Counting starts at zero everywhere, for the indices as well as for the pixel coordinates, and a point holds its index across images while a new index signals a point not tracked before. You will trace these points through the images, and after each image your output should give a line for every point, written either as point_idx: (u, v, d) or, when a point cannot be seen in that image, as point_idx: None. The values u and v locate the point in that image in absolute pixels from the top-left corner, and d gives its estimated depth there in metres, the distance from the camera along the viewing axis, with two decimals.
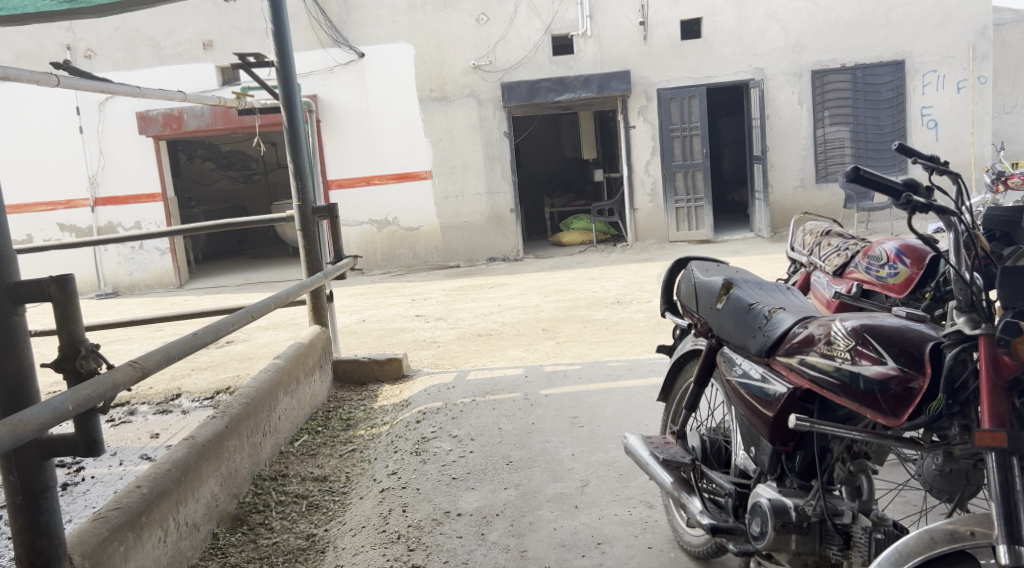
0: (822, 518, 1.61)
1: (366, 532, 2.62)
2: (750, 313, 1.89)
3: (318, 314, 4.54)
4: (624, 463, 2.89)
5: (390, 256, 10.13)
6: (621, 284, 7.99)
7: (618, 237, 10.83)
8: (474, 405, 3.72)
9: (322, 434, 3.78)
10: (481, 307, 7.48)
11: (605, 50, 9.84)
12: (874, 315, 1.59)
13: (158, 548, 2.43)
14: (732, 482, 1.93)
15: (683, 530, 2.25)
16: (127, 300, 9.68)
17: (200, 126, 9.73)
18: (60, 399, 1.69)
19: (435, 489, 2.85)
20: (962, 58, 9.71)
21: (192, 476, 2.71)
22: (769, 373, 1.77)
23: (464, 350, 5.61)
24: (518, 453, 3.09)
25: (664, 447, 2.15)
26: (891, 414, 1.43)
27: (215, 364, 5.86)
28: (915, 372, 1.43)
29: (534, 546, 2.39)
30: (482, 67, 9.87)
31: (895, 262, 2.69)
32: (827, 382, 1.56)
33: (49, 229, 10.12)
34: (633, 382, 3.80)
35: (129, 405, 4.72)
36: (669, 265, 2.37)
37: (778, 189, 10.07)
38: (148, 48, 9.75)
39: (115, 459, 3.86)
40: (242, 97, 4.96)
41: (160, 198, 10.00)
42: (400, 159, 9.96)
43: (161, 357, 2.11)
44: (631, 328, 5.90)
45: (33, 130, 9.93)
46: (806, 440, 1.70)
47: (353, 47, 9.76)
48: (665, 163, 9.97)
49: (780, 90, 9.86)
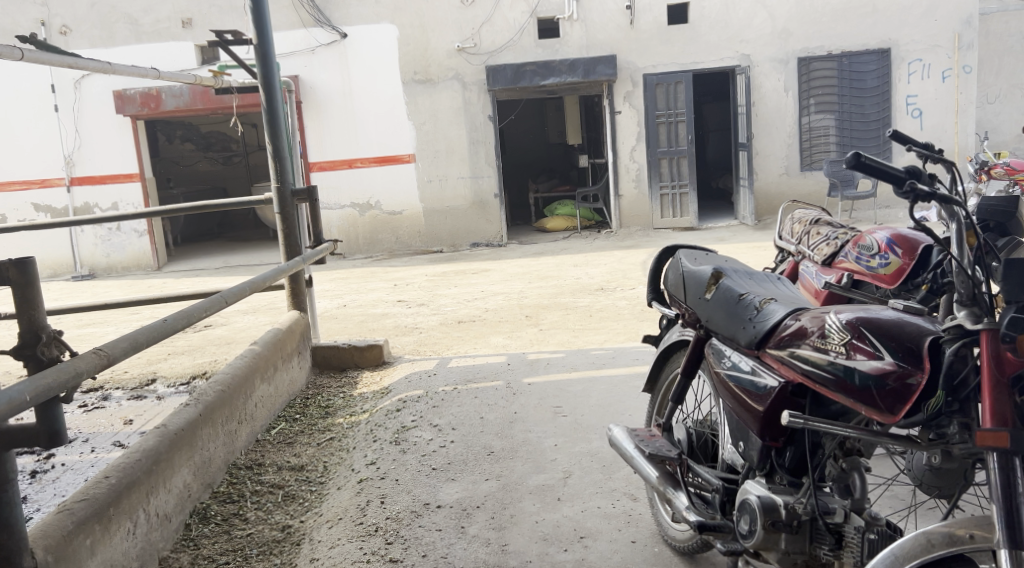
0: (813, 517, 1.56)
1: (343, 524, 2.55)
2: (739, 304, 1.83)
3: (296, 298, 4.44)
4: (607, 454, 2.84)
5: (372, 240, 10.02)
6: (605, 271, 7.94)
7: (602, 223, 10.80)
8: (455, 393, 3.65)
9: (300, 421, 3.70)
10: (464, 293, 7.41)
11: (592, 34, 9.74)
12: (869, 308, 1.53)
13: (127, 540, 2.35)
14: (719, 478, 1.88)
15: (667, 525, 2.19)
16: (105, 282, 9.52)
17: (179, 106, 9.54)
18: (17, 390, 1.60)
19: (414, 479, 2.79)
20: (947, 47, 9.70)
21: (164, 466, 2.63)
22: (759, 366, 1.71)
23: (446, 336, 5.53)
24: (499, 444, 3.03)
25: (649, 440, 2.09)
26: (887, 411, 1.38)
27: (192, 348, 5.76)
28: (913, 368, 1.37)
29: (516, 540, 2.34)
30: (467, 49, 9.75)
31: (886, 252, 2.63)
32: (820, 377, 1.51)
33: (23, 209, 9.91)
34: (616, 370, 3.75)
35: (102, 390, 4.62)
36: (656, 254, 2.31)
37: (763, 176, 10.04)
38: (126, 24, 9.54)
39: (86, 446, 3.76)
40: (218, 75, 4.83)
41: (138, 178, 9.82)
42: (383, 141, 9.84)
43: (128, 344, 2.03)
44: (614, 315, 5.86)
45: (6, 108, 9.70)
46: (797, 436, 1.64)
47: (335, 28, 9.59)
48: (650, 149, 9.90)
49: (766, 77, 9.80)
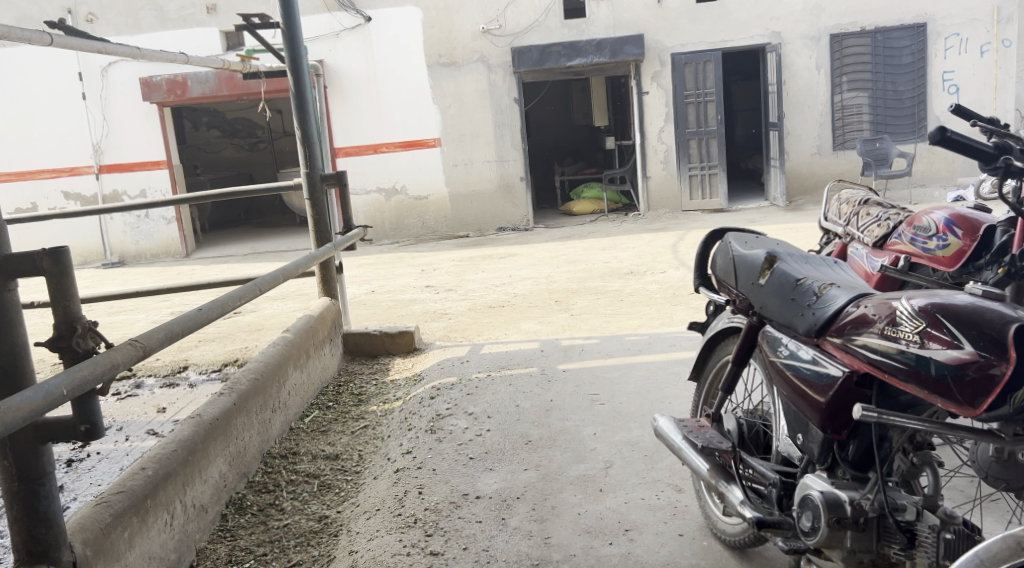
0: (881, 514, 1.49)
1: (382, 515, 2.51)
2: (797, 290, 1.74)
3: (327, 285, 4.40)
4: (649, 443, 2.77)
5: (399, 225, 9.96)
6: (635, 254, 7.83)
7: (630, 206, 10.69)
8: (489, 380, 3.59)
9: (333, 409, 3.66)
10: (493, 278, 7.35)
11: (619, 13, 9.58)
12: (944, 292, 1.44)
13: (164, 532, 2.32)
14: (775, 471, 1.80)
15: (716, 518, 2.12)
16: (133, 270, 9.56)
17: (205, 92, 9.53)
18: (54, 383, 1.55)
19: (451, 469, 2.74)
20: (986, 21, 9.45)
21: (199, 456, 2.59)
22: (821, 354, 1.63)
23: (476, 322, 5.49)
24: (537, 432, 2.97)
25: (698, 432, 2.01)
26: (967, 404, 1.31)
27: (223, 335, 5.75)
28: (995, 358, 1.29)
29: (558, 532, 2.28)
30: (492, 31, 9.64)
31: (945, 234, 2.53)
32: (891, 367, 1.43)
33: (54, 197, 9.95)
34: (653, 356, 3.68)
35: (135, 377, 4.62)
36: (703, 237, 2.23)
37: (795, 156, 9.85)
38: (151, 11, 9.53)
39: (121, 434, 3.76)
40: (246, 60, 4.77)
41: (165, 166, 9.84)
42: (409, 125, 9.77)
43: (163, 336, 1.98)
44: (646, 299, 5.78)
45: (35, 97, 9.75)
46: (862, 429, 1.56)
47: (359, 11, 9.50)
48: (679, 130, 9.75)
49: (797, 55, 9.61)
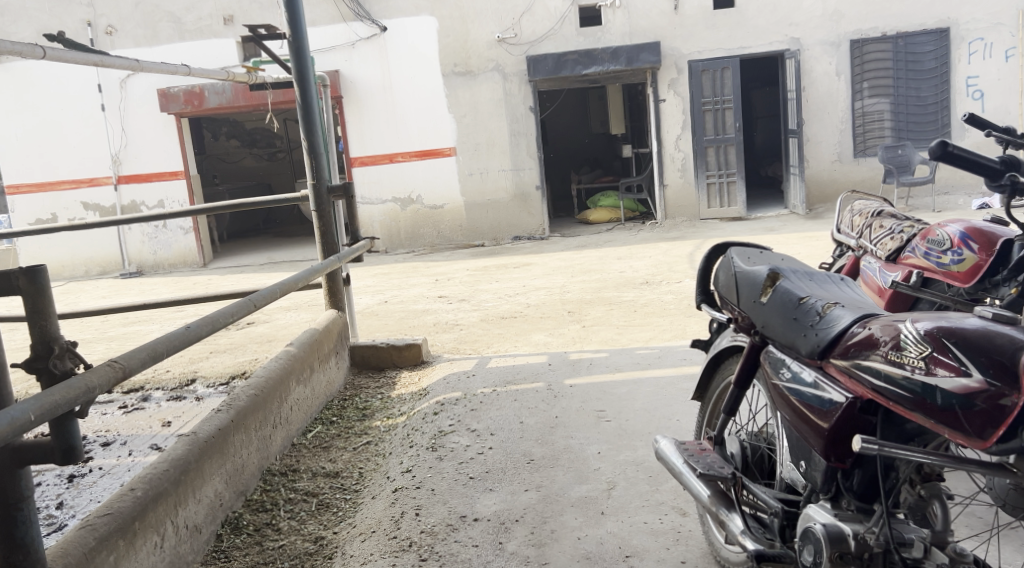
0: (886, 550, 1.40)
1: (376, 538, 2.44)
2: (800, 309, 1.65)
3: (334, 297, 4.35)
4: (654, 464, 2.68)
5: (414, 235, 9.92)
6: (650, 264, 7.73)
7: (647, 214, 10.57)
8: (495, 396, 3.51)
9: (336, 425, 3.60)
10: (506, 288, 7.27)
11: (635, 21, 9.49)
12: (952, 315, 1.36)
13: (153, 553, 2.26)
14: (778, 500, 1.71)
15: (720, 545, 2.02)
16: (151, 280, 9.60)
17: (222, 103, 9.54)
18: (22, 408, 1.50)
19: (451, 490, 2.67)
20: (1011, 25, 9.27)
21: (194, 475, 2.54)
22: (823, 378, 1.54)
23: (487, 333, 5.42)
24: (540, 451, 2.89)
25: (699, 456, 1.91)
26: (976, 435, 1.23)
27: (234, 346, 5.73)
28: (1006, 388, 1.21)
29: (556, 558, 2.20)
30: (507, 40, 9.58)
31: (960, 248, 2.43)
32: (896, 394, 1.35)
33: (73, 208, 10.02)
34: (663, 372, 3.58)
35: (143, 390, 4.59)
36: (706, 252, 2.16)
37: (814, 164, 9.71)
38: (169, 23, 9.58)
39: (124, 449, 3.72)
40: (253, 71, 4.74)
41: (182, 176, 9.87)
42: (424, 134, 9.73)
43: (147, 356, 1.94)
44: (660, 310, 5.68)
45: (55, 109, 9.83)
46: (868, 458, 1.48)
47: (375, 21, 9.49)
48: (696, 137, 9.64)
49: (817, 60, 9.48)
